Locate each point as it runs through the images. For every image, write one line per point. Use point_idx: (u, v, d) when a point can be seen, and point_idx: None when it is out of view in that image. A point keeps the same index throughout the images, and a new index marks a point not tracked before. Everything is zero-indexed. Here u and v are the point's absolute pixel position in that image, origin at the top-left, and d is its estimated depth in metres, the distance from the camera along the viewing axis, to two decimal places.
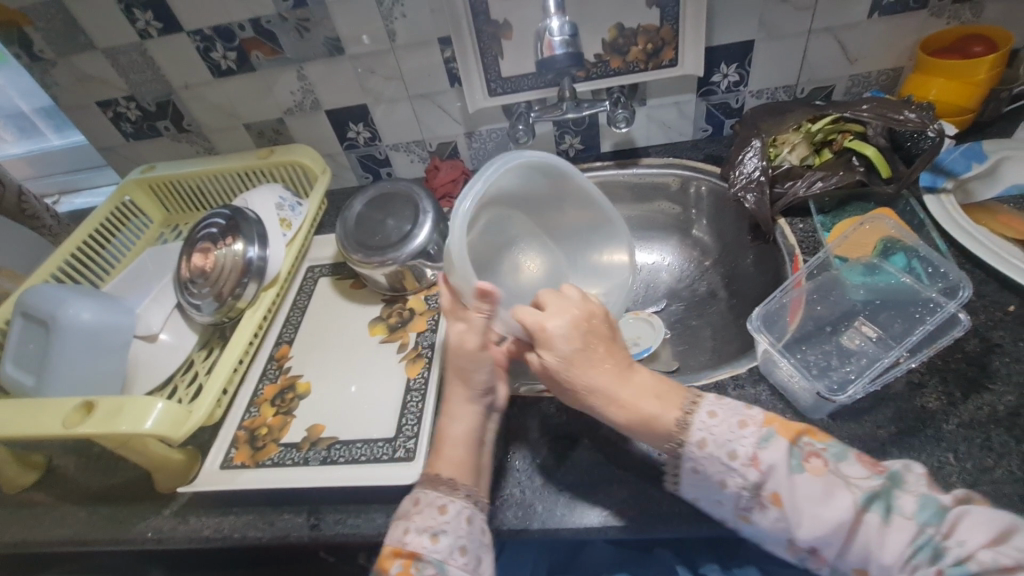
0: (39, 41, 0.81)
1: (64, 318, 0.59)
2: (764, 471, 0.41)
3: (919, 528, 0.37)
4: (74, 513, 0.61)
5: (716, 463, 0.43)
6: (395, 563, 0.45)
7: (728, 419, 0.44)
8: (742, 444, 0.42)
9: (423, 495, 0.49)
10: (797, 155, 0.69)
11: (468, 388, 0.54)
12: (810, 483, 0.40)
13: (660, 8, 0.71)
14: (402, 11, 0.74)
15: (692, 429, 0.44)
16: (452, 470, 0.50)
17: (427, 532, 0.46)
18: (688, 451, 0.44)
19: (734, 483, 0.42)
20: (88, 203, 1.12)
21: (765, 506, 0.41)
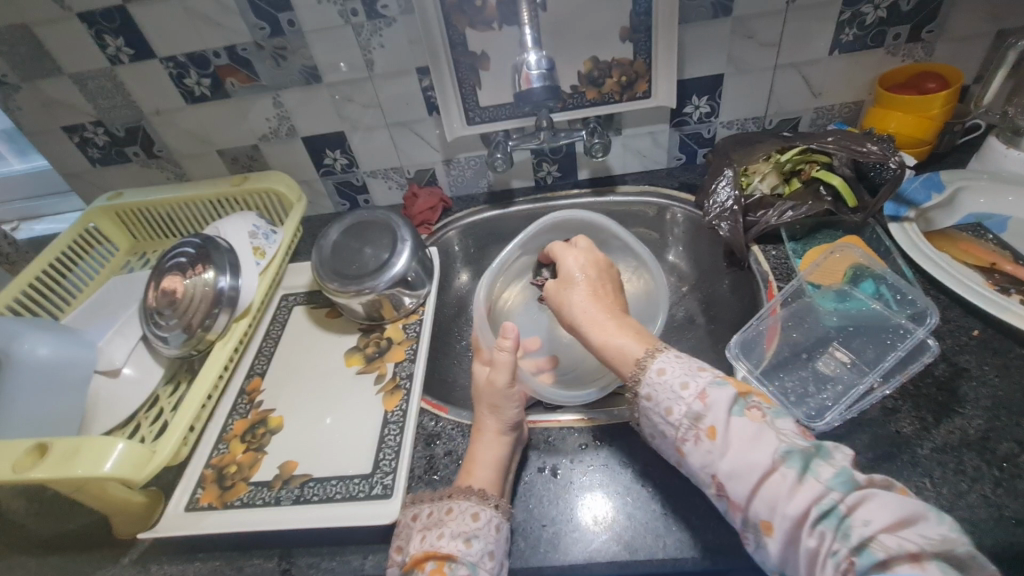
0: (3, 66, 0.78)
1: (23, 351, 0.57)
2: (708, 405, 0.43)
3: (827, 492, 0.37)
4: (22, 563, 0.57)
5: (664, 390, 0.46)
6: (429, 564, 0.45)
7: (677, 374, 0.46)
8: (697, 379, 0.45)
9: (455, 504, 0.49)
10: (767, 184, 0.71)
11: (499, 421, 0.55)
12: (745, 427, 0.42)
13: (633, 42, 0.73)
14: (380, 42, 0.75)
15: (655, 360, 0.48)
16: (485, 481, 0.51)
17: (461, 535, 0.46)
18: (647, 376, 0.47)
19: (677, 411, 0.44)
20: (50, 229, 1.08)
21: (699, 438, 0.43)
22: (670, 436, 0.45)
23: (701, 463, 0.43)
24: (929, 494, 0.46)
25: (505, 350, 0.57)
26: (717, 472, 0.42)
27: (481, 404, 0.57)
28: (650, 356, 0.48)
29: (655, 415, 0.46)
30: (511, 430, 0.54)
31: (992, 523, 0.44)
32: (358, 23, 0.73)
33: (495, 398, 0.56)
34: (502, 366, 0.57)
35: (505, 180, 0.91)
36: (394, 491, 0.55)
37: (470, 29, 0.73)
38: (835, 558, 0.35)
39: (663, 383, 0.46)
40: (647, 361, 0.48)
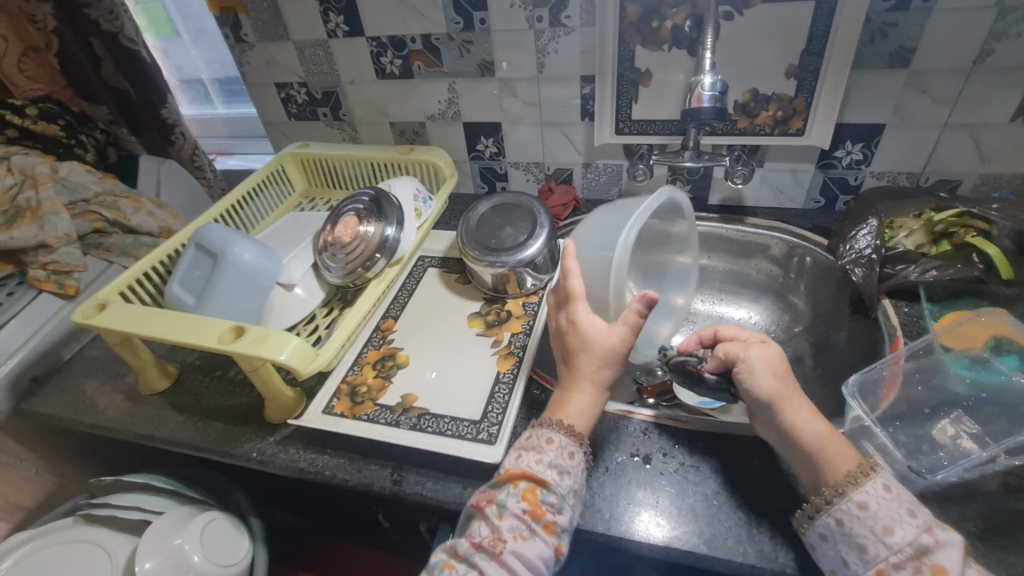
0: (247, 27, 0.96)
1: (232, 254, 0.68)
2: (938, 541, 0.42)
3: None
4: (192, 422, 0.70)
5: (864, 525, 0.44)
6: (523, 482, 0.51)
7: (883, 509, 0.44)
8: (926, 515, 0.43)
9: (554, 436, 0.53)
10: (912, 241, 0.70)
11: (598, 377, 0.56)
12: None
13: (798, 81, 0.75)
14: (555, 48, 0.83)
15: (863, 487, 0.45)
16: (574, 415, 0.54)
17: (555, 468, 0.51)
18: (876, 486, 0.45)
19: (900, 535, 0.43)
20: (238, 166, 1.28)
21: (921, 570, 0.41)
22: (873, 553, 0.43)
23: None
24: None
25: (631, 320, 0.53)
26: None
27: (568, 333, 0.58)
28: (855, 483, 0.46)
29: (855, 529, 0.44)
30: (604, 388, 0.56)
31: None
32: (541, 29, 0.81)
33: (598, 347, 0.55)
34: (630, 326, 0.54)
35: (636, 191, 0.96)
36: (498, 439, 0.61)
37: (640, 48, 0.78)
38: None
39: (865, 518, 0.44)
40: (862, 480, 0.46)
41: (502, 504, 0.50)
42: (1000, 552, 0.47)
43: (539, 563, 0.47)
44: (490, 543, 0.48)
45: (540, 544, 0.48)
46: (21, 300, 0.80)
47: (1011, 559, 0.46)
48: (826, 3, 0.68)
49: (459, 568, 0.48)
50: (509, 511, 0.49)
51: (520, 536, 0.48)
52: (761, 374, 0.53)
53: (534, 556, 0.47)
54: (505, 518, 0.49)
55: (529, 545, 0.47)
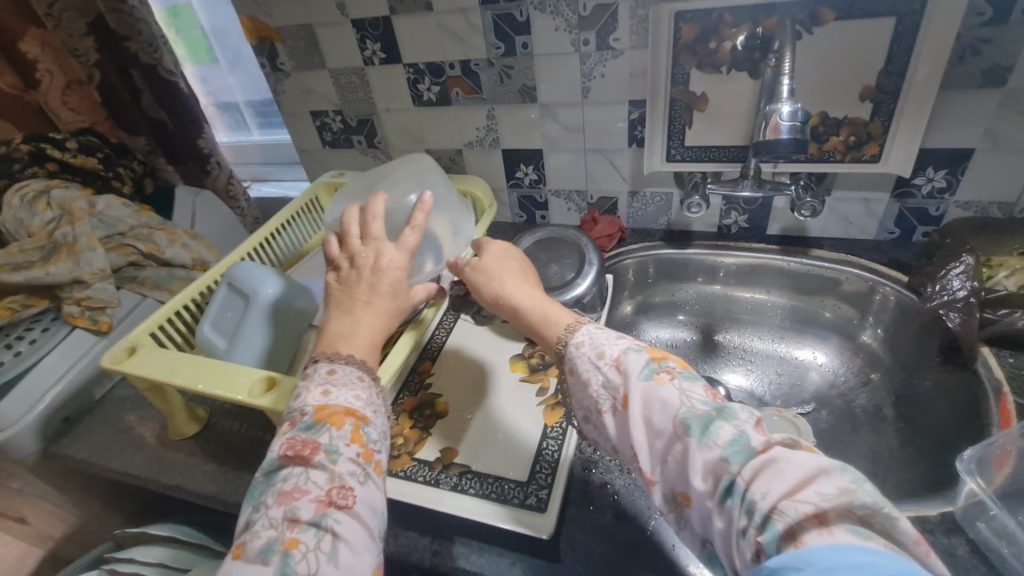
0: (284, 56, 0.94)
1: (264, 295, 0.65)
2: (621, 370, 0.43)
3: (725, 465, 0.35)
4: (221, 473, 0.66)
5: (587, 361, 0.45)
6: (347, 421, 0.45)
7: (597, 343, 0.45)
8: (614, 347, 0.45)
9: (339, 369, 0.48)
10: (1015, 281, 0.62)
11: (381, 297, 0.54)
12: (650, 389, 0.40)
13: (875, 103, 0.68)
14: (602, 72, 0.78)
15: (578, 333, 0.47)
16: (363, 353, 0.51)
17: (351, 394, 0.47)
18: (569, 351, 0.46)
19: (596, 381, 0.44)
20: (272, 193, 1.27)
21: (618, 406, 0.42)
22: (593, 407, 0.44)
23: (625, 432, 0.42)
24: None
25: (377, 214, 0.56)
26: (636, 443, 0.40)
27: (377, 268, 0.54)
28: (571, 332, 0.48)
29: (578, 389, 0.46)
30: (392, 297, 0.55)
31: None
32: (587, 52, 0.77)
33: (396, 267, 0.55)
34: (404, 246, 0.56)
35: (687, 221, 0.89)
36: (548, 506, 0.55)
37: (695, 70, 0.73)
38: (746, 540, 0.32)
39: (586, 355, 0.45)
40: (569, 337, 0.48)
41: (333, 450, 0.43)
42: None
43: (375, 504, 0.43)
44: (338, 495, 0.41)
45: (373, 487, 0.44)
46: (55, 336, 0.78)
47: None
48: (910, 19, 0.61)
49: (305, 540, 0.38)
50: (343, 456, 0.43)
51: (359, 482, 0.43)
52: (487, 265, 0.56)
53: (372, 501, 0.43)
54: (339, 465, 0.42)
55: (367, 489, 0.43)
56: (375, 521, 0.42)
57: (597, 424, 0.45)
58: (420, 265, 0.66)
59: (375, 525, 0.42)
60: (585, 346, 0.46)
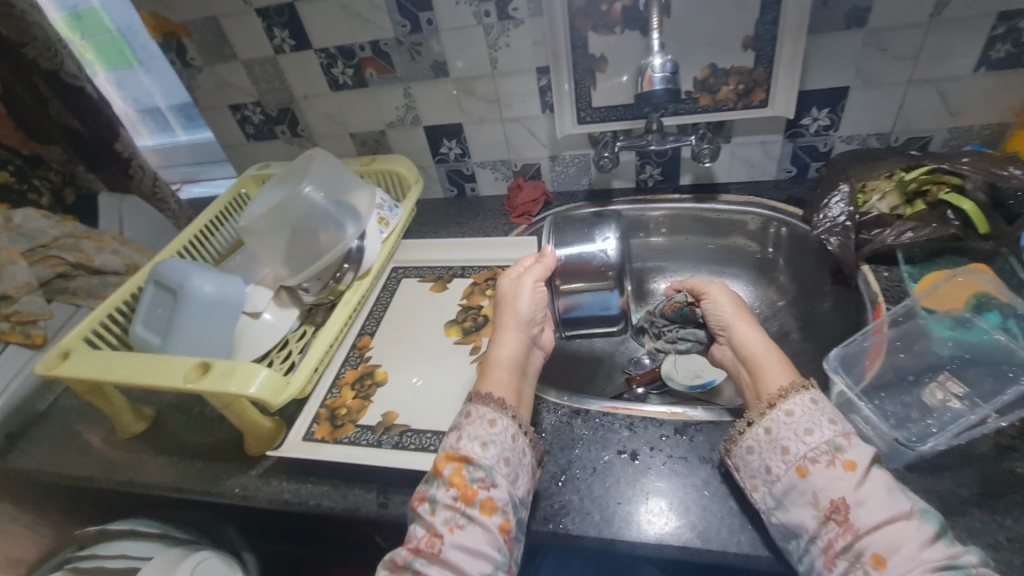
0: (192, 51, 0.93)
1: (192, 287, 0.66)
2: (854, 444, 0.45)
3: (961, 555, 0.39)
4: (173, 463, 0.68)
5: (804, 417, 0.47)
6: (449, 466, 0.50)
7: (803, 419, 0.47)
8: (845, 423, 0.46)
9: (475, 409, 0.54)
10: (886, 204, 0.69)
11: (518, 322, 0.62)
12: (886, 481, 0.43)
13: (755, 51, 0.73)
14: (506, 41, 0.81)
15: (790, 397, 0.49)
16: (502, 394, 0.56)
17: (479, 440, 0.51)
18: (785, 405, 0.48)
19: (818, 433, 0.46)
20: (205, 193, 1.26)
21: (834, 464, 0.44)
22: (794, 451, 0.46)
23: (823, 484, 0.44)
24: None
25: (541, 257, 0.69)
26: (843, 495, 0.42)
27: (504, 303, 0.64)
28: (795, 390, 0.49)
29: (780, 429, 0.48)
30: (525, 327, 0.62)
31: None
32: (490, 24, 0.79)
33: (509, 301, 0.64)
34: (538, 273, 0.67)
35: (607, 180, 0.94)
36: None
37: (592, 33, 0.77)
38: None
39: (789, 423, 0.47)
40: (788, 394, 0.49)
41: (434, 499, 0.49)
42: (997, 515, 0.46)
43: (483, 549, 0.46)
44: (427, 544, 0.46)
45: (478, 529, 0.47)
46: None
47: (1009, 523, 0.45)
48: None
49: None
50: (441, 504, 0.48)
51: (457, 526, 0.47)
52: (724, 309, 0.61)
53: (475, 543, 0.46)
54: (437, 513, 0.48)
55: (466, 533, 0.46)
56: (474, 565, 0.45)
57: (775, 475, 0.47)
58: (336, 243, 0.71)
59: (473, 570, 0.45)
60: (815, 403, 0.48)
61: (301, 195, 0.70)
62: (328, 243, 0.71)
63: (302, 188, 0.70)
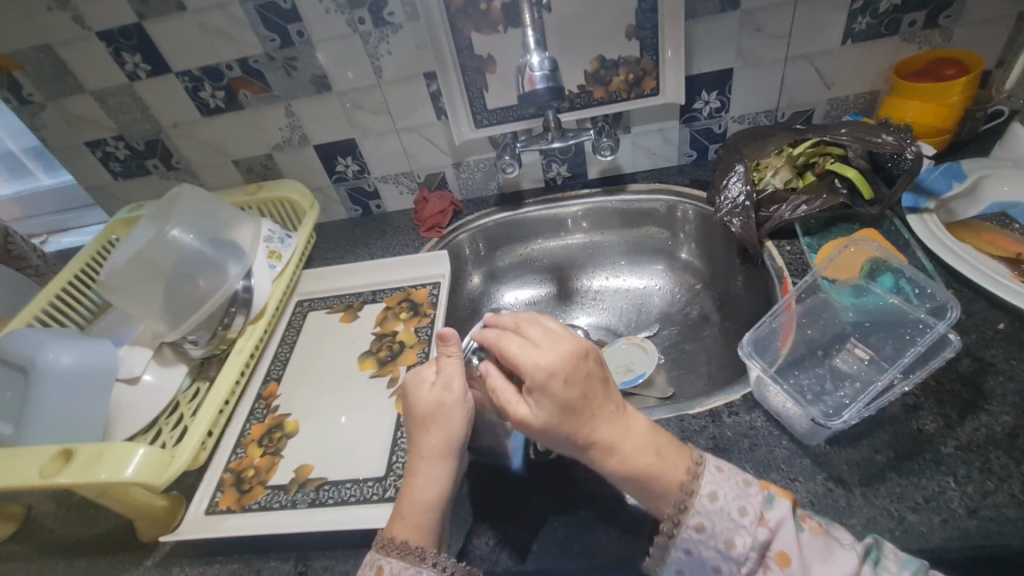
0: (28, 85, 0.81)
1: (46, 361, 0.57)
2: (772, 528, 0.41)
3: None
4: (51, 566, 0.58)
5: (709, 547, 0.42)
6: None
7: (730, 498, 0.42)
8: (751, 501, 0.42)
9: (387, 565, 0.44)
10: (780, 179, 0.70)
11: (446, 442, 0.49)
12: (813, 540, 0.41)
13: (640, 40, 0.73)
14: (387, 49, 0.76)
15: (704, 481, 0.43)
16: (416, 535, 0.45)
17: None
18: (699, 504, 0.42)
19: (742, 543, 0.41)
20: (77, 241, 1.12)
21: (770, 566, 0.41)
22: (728, 571, 0.42)
23: None
24: (954, 493, 0.45)
25: (453, 356, 0.52)
26: None
27: (430, 419, 0.50)
28: (695, 481, 0.43)
29: (705, 548, 0.42)
30: (455, 452, 0.49)
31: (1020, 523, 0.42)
32: (366, 31, 0.74)
33: (447, 411, 0.50)
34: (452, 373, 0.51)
35: (515, 182, 0.91)
36: None
37: (475, 33, 0.73)
38: None
39: (716, 512, 0.42)
40: (694, 486, 0.43)
41: None
42: (913, 476, 0.47)
43: None
44: None
45: None
46: None
47: (923, 482, 0.46)
48: None
49: None
50: None
51: None
52: (533, 354, 0.45)
53: None
54: None
55: None
56: None
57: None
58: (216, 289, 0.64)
59: None
60: (717, 495, 0.43)
61: (171, 243, 0.62)
62: (204, 307, 0.63)
63: (172, 233, 0.63)
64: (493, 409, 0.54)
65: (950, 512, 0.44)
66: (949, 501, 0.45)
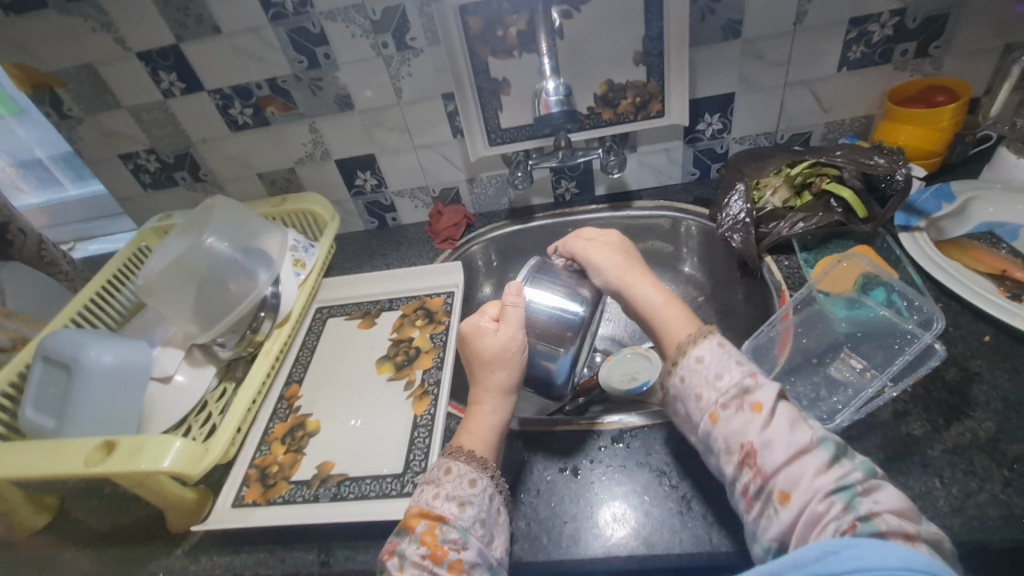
0: (69, 100, 0.86)
1: (88, 359, 0.61)
2: (758, 382, 0.46)
3: (851, 472, 0.41)
4: (84, 555, 0.61)
5: (700, 374, 0.48)
6: (422, 523, 0.48)
7: (713, 364, 0.49)
8: (731, 371, 0.48)
9: (453, 466, 0.52)
10: (779, 198, 0.74)
11: (504, 382, 0.58)
12: (785, 416, 0.45)
13: (647, 66, 0.78)
14: (408, 71, 0.81)
15: (700, 346, 0.50)
16: (482, 449, 0.54)
17: (455, 500, 0.49)
18: (687, 362, 0.50)
19: (718, 393, 0.47)
20: (102, 249, 1.16)
21: (742, 407, 0.45)
22: (707, 398, 0.47)
23: (734, 431, 0.45)
24: (939, 493, 0.48)
25: (515, 306, 0.61)
26: (750, 439, 0.44)
27: (495, 361, 0.58)
28: (693, 342, 0.51)
29: (685, 392, 0.49)
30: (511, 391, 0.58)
31: (1001, 521, 0.45)
32: (389, 55, 0.79)
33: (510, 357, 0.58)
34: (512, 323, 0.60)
35: (525, 198, 0.96)
36: None
37: (491, 57, 0.78)
38: (839, 523, 0.38)
39: (700, 371, 0.49)
40: (690, 345, 0.51)
41: (402, 554, 0.46)
42: (902, 477, 0.50)
43: None
44: None
45: None
46: None
47: (911, 482, 0.49)
48: None
49: None
50: (408, 560, 0.45)
51: None
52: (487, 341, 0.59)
53: None
54: (405, 569, 0.45)
55: None
56: None
57: (694, 422, 0.48)
58: (246, 295, 0.68)
59: None
60: (705, 359, 0.49)
61: (205, 251, 0.66)
62: (240, 308, 0.67)
63: (206, 241, 0.66)
64: (544, 338, 0.63)
65: (936, 510, 0.47)
66: (935, 500, 0.48)
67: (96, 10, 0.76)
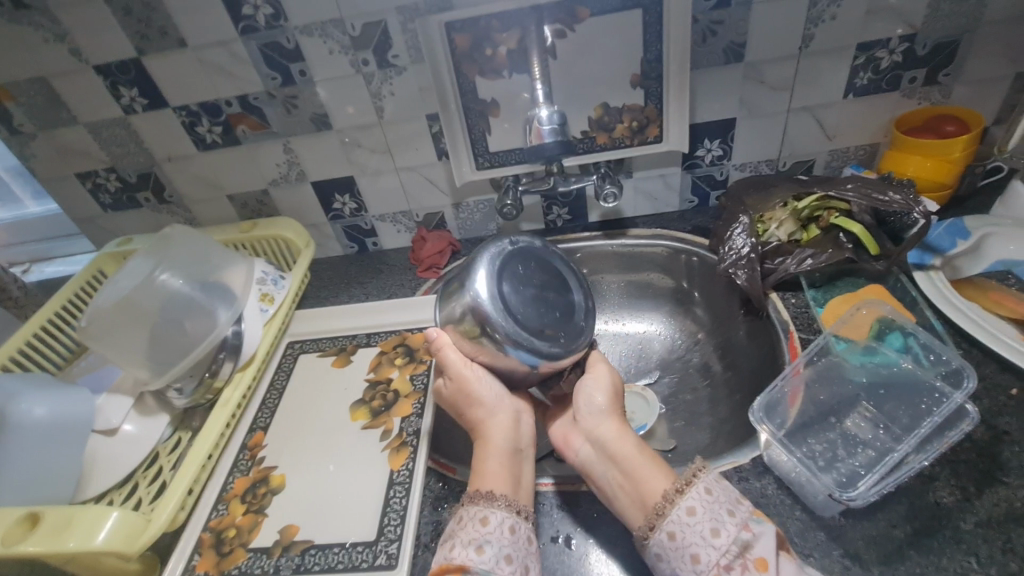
0: (20, 115, 0.79)
1: (17, 412, 0.55)
2: (755, 533, 0.43)
3: None
4: None
5: (693, 531, 0.44)
6: None
7: (706, 516, 0.45)
8: (726, 524, 0.44)
9: (466, 511, 0.49)
10: (785, 231, 0.69)
11: (485, 407, 0.58)
12: (794, 573, 0.42)
13: (645, 89, 0.73)
14: (390, 90, 0.75)
15: (682, 497, 0.46)
16: (503, 488, 0.51)
17: (472, 544, 0.46)
18: (676, 513, 0.45)
19: (725, 534, 0.43)
20: (60, 271, 1.08)
21: (748, 568, 0.42)
22: (705, 559, 0.43)
23: None
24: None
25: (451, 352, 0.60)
26: None
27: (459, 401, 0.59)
28: (676, 495, 0.46)
29: (675, 550, 0.44)
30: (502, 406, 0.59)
31: None
32: (370, 72, 0.74)
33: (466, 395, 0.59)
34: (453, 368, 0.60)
35: (514, 224, 0.90)
36: (398, 561, 0.52)
37: (479, 78, 0.73)
38: None
39: (693, 524, 0.44)
40: (676, 496, 0.46)
41: None
42: (933, 555, 0.44)
43: None
44: None
45: None
46: None
47: (944, 562, 0.44)
48: (653, 10, 0.67)
49: None
50: None
51: None
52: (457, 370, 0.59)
53: None
54: None
55: None
56: None
57: None
58: (203, 335, 0.62)
59: None
60: (696, 510, 0.45)
61: (154, 288, 0.59)
62: (197, 351, 0.61)
63: (155, 278, 0.60)
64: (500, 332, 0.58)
65: None
66: None
67: (47, 18, 0.69)
